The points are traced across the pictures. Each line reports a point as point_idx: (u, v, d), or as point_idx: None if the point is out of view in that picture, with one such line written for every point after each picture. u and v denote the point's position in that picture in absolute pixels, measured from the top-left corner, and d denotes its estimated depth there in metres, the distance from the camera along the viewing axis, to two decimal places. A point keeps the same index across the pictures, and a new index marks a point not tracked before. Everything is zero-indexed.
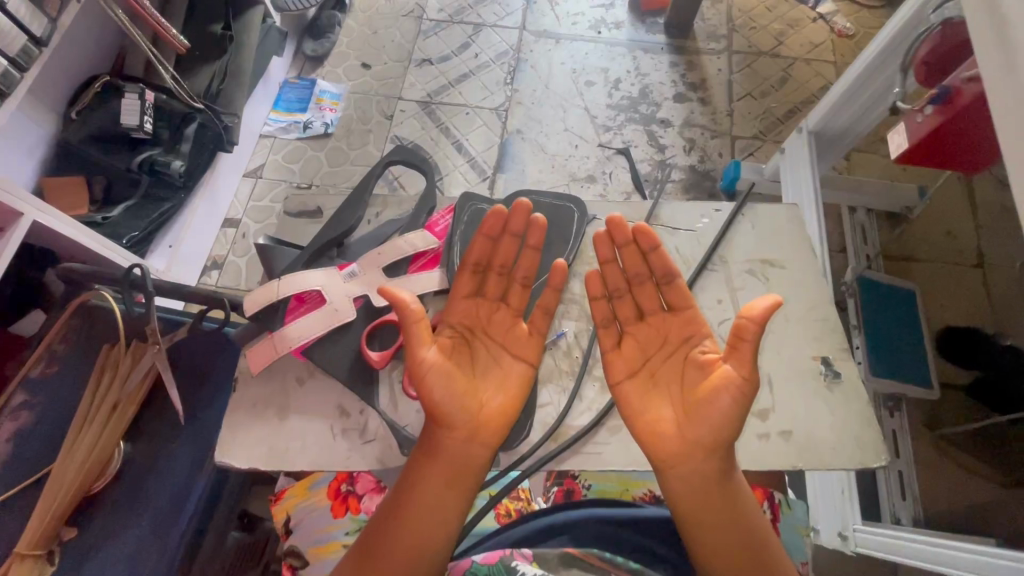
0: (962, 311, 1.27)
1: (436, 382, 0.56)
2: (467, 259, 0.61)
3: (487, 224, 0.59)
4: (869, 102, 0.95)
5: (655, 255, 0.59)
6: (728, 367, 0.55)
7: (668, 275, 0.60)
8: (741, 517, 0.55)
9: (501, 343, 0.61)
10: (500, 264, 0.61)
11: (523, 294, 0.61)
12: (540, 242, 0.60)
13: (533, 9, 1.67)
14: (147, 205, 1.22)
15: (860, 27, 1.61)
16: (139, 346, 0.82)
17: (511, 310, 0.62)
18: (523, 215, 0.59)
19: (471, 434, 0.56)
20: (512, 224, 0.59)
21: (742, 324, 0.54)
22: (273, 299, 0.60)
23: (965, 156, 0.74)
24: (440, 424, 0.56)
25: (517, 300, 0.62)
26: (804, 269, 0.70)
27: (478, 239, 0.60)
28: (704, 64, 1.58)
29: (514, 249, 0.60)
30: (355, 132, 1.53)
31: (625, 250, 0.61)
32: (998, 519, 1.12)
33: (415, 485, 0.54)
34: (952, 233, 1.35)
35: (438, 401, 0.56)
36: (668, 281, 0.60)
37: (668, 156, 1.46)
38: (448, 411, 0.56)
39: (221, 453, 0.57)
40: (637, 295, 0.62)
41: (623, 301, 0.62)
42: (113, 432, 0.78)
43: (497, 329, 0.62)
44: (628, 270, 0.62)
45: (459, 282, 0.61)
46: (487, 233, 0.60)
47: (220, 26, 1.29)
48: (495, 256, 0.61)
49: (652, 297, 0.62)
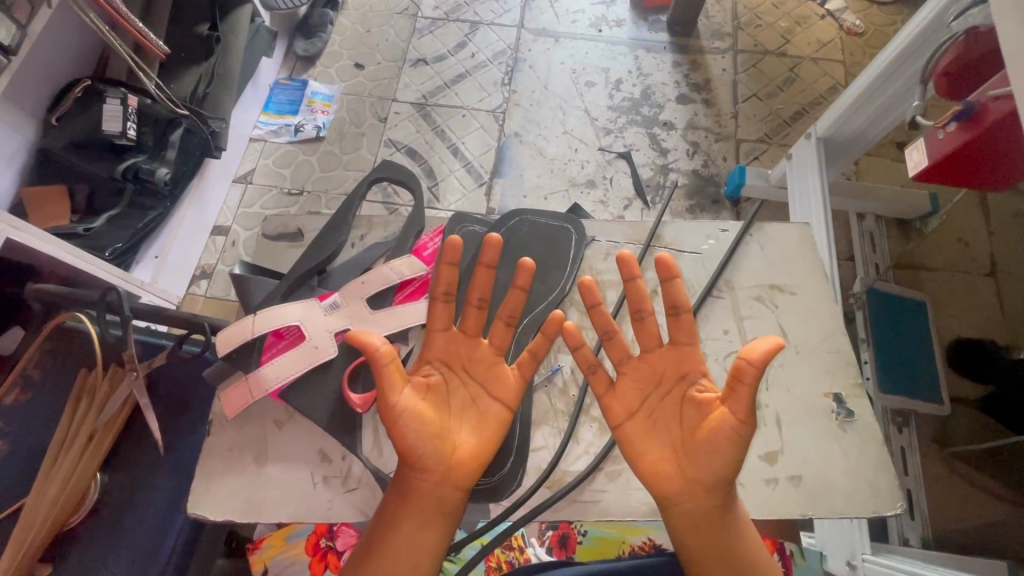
0: (974, 323, 1.23)
1: (408, 426, 0.51)
2: (435, 289, 0.55)
3: (450, 252, 0.53)
4: (883, 108, 0.91)
5: (670, 286, 0.52)
6: (726, 409, 0.50)
7: (676, 307, 0.53)
8: (748, 561, 0.50)
9: (479, 382, 0.55)
10: (477, 296, 0.55)
11: (507, 334, 0.56)
12: (529, 284, 0.54)
13: (532, 7, 1.62)
14: (131, 214, 1.17)
15: (870, 25, 1.55)
16: (117, 372, 0.78)
17: (491, 348, 0.56)
18: (494, 247, 0.54)
19: (445, 479, 0.51)
20: (486, 255, 0.54)
21: (741, 365, 0.49)
22: (249, 336, 0.56)
23: (990, 173, 0.69)
24: (413, 467, 0.51)
25: (498, 339, 0.56)
26: (818, 294, 0.65)
27: (445, 267, 0.54)
28: (708, 64, 1.52)
29: (489, 281, 0.55)
30: (347, 135, 1.48)
31: (630, 286, 0.54)
32: (1009, 540, 1.09)
33: (387, 533, 0.49)
34: (964, 242, 1.30)
35: (411, 447, 0.51)
36: (675, 313, 0.53)
37: (670, 160, 1.41)
38: (421, 452, 0.51)
39: (193, 505, 0.54)
40: (636, 331, 0.55)
41: (614, 342, 0.55)
42: (89, 462, 0.75)
43: (476, 367, 0.56)
44: (629, 304, 0.54)
45: (432, 315, 0.56)
46: (447, 260, 0.53)
47: (206, 27, 1.24)
48: (472, 288, 0.55)
49: (652, 333, 0.55)
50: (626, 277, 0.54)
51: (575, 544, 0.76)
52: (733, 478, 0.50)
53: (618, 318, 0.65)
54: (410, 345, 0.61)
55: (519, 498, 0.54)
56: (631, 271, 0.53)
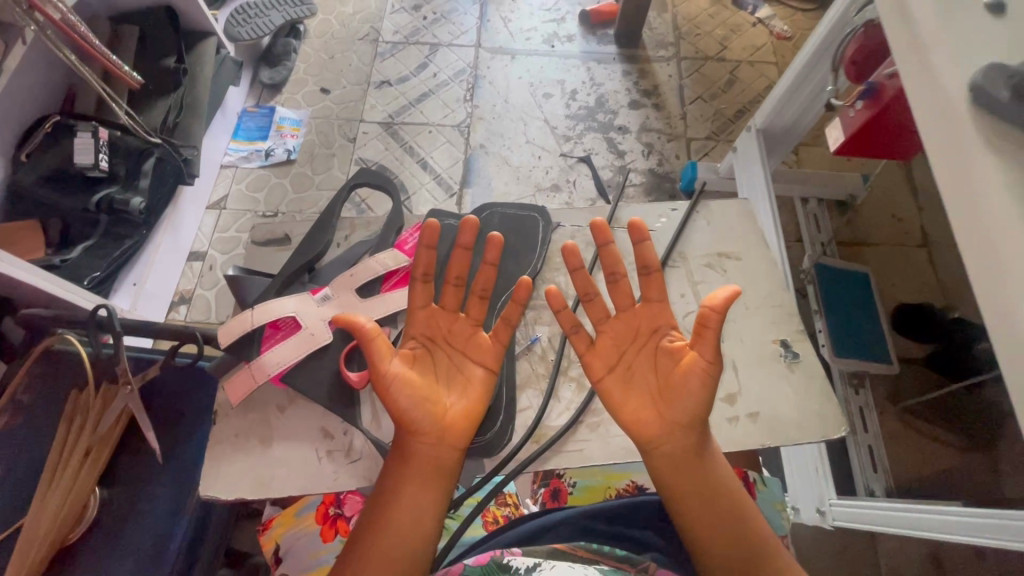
0: (912, 289, 1.34)
1: (400, 392, 0.56)
2: (415, 270, 0.60)
3: (429, 235, 0.59)
4: (807, 100, 1.01)
5: (643, 247, 0.59)
6: (695, 352, 0.57)
7: (648, 268, 0.60)
8: (722, 489, 0.56)
9: (462, 351, 0.61)
10: (455, 275, 0.61)
11: (482, 306, 0.61)
12: (497, 259, 0.60)
13: (487, 28, 1.71)
14: (107, 244, 1.18)
15: (796, 29, 1.70)
16: (109, 389, 0.80)
17: (470, 320, 0.61)
18: (472, 228, 0.59)
19: (441, 436, 0.56)
20: (463, 239, 0.60)
21: (705, 312, 0.56)
22: (248, 328, 0.61)
23: (896, 144, 0.80)
24: (410, 431, 0.56)
25: (476, 311, 0.61)
26: (762, 256, 0.73)
27: (423, 250, 0.59)
28: (654, 71, 1.64)
29: (466, 261, 0.61)
30: (318, 157, 1.53)
31: (604, 249, 0.60)
32: (966, 483, 1.17)
33: (391, 490, 0.54)
34: (896, 217, 1.43)
35: (404, 408, 0.56)
36: (647, 272, 0.60)
37: (628, 161, 1.51)
38: (415, 417, 0.56)
39: (205, 487, 0.57)
40: (611, 293, 0.61)
41: (593, 302, 0.61)
42: (89, 477, 0.76)
43: (458, 338, 0.61)
44: (605, 269, 0.61)
45: (413, 294, 0.61)
46: (430, 243, 0.59)
47: (173, 60, 1.28)
48: (449, 268, 0.61)
49: (625, 293, 0.61)
50: (601, 242, 0.60)
51: (565, 496, 0.72)
52: (705, 416, 0.57)
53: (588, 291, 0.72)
54: (399, 327, 0.66)
55: (510, 454, 0.59)
56: (605, 236, 0.60)
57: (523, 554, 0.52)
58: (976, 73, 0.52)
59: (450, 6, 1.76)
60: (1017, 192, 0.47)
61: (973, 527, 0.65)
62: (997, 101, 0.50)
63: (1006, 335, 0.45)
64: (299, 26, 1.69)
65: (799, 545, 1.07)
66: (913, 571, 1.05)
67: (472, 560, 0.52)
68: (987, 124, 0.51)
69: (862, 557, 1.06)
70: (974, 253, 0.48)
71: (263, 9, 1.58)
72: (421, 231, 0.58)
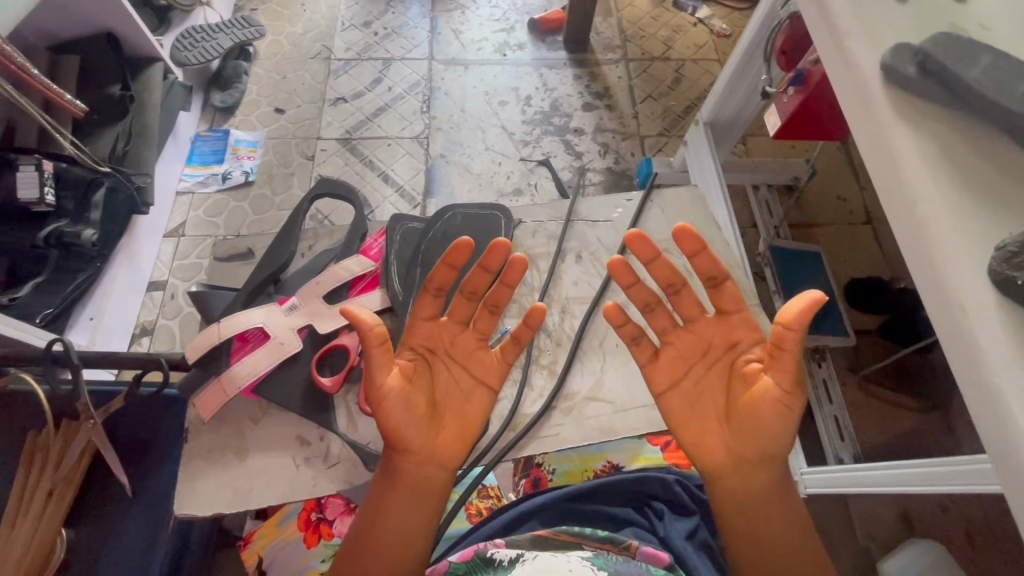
0: (861, 264, 1.42)
1: (395, 408, 0.55)
2: (428, 283, 0.58)
3: (454, 253, 0.56)
4: (742, 101, 1.08)
5: (702, 259, 0.56)
6: (769, 379, 0.53)
7: (715, 278, 0.57)
8: (789, 531, 0.54)
9: (464, 366, 0.60)
10: (469, 289, 0.59)
11: (491, 321, 0.60)
12: (515, 282, 0.58)
13: (439, 40, 1.74)
14: (59, 280, 1.14)
15: (735, 27, 1.79)
16: (71, 426, 0.77)
17: (474, 333, 0.60)
18: (500, 249, 0.57)
19: (430, 455, 0.56)
20: (489, 259, 0.57)
21: (780, 331, 0.52)
22: (215, 340, 0.63)
23: (826, 126, 0.92)
24: (398, 449, 0.56)
25: (484, 325, 0.60)
26: (714, 237, 0.77)
27: (444, 266, 0.57)
28: (604, 74, 1.69)
29: (485, 281, 0.59)
30: (277, 176, 1.51)
31: (655, 264, 0.58)
32: (925, 443, 1.24)
33: (379, 506, 0.55)
34: (842, 198, 1.51)
35: (395, 426, 0.55)
36: (715, 284, 0.58)
37: (585, 161, 1.55)
38: (405, 435, 0.55)
39: (180, 506, 0.59)
40: (676, 304, 0.59)
41: (656, 313, 0.60)
42: (53, 518, 0.74)
43: (460, 350, 0.60)
44: (663, 281, 0.58)
45: (420, 304, 0.59)
46: (454, 264, 0.57)
47: (118, 88, 1.27)
48: (466, 280, 0.59)
49: (693, 304, 0.59)
50: (650, 255, 0.57)
51: (546, 483, 0.71)
52: (778, 454, 0.54)
53: (553, 283, 0.74)
54: None
55: (488, 445, 0.63)
56: (650, 253, 0.57)
57: (506, 546, 0.51)
58: (885, 53, 0.57)
59: (401, 21, 1.78)
60: (929, 158, 0.52)
61: (941, 480, 0.67)
62: (905, 78, 0.55)
63: (936, 291, 0.48)
64: (249, 48, 1.68)
65: None
66: (884, 531, 1.10)
67: (458, 555, 0.51)
68: (899, 99, 0.55)
69: (837, 522, 1.11)
70: (898, 216, 0.52)
71: (210, 32, 1.56)
72: (449, 248, 0.56)
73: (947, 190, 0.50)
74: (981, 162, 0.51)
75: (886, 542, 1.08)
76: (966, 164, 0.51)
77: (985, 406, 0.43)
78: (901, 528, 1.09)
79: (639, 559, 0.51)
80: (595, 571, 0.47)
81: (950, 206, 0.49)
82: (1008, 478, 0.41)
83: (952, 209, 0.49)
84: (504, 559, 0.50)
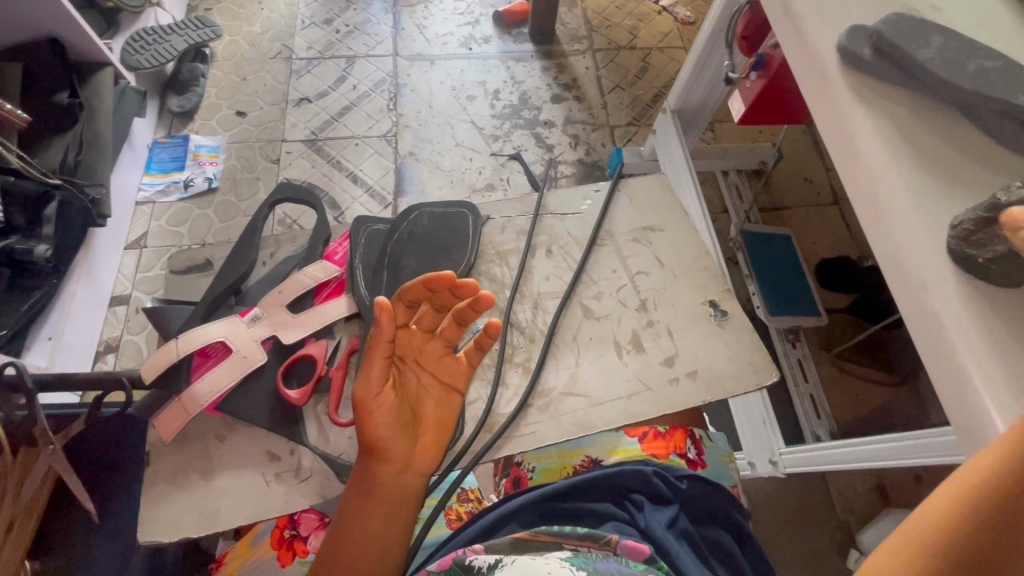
0: (829, 244, 1.45)
1: (377, 417, 0.55)
2: (400, 295, 0.58)
3: (437, 281, 0.55)
4: (704, 94, 1.11)
5: None
6: None
7: None
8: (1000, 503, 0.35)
9: (432, 372, 0.61)
10: (438, 304, 0.59)
11: (457, 331, 0.60)
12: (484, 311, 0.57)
13: (403, 36, 1.71)
14: (12, 299, 1.10)
15: (698, 15, 1.80)
16: (28, 453, 0.72)
17: (443, 341, 0.61)
18: (470, 289, 0.56)
19: (408, 461, 0.56)
20: (460, 289, 0.56)
21: None
22: (173, 359, 0.61)
23: (789, 109, 0.93)
24: (377, 458, 0.55)
25: (450, 333, 0.61)
26: (684, 225, 0.77)
27: (418, 283, 0.56)
28: (572, 65, 1.68)
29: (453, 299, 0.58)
30: (241, 182, 1.47)
31: None
32: (898, 416, 1.27)
33: (356, 517, 0.53)
34: (808, 179, 1.54)
35: (376, 436, 0.54)
36: None
37: (556, 154, 1.54)
38: (389, 444, 0.55)
39: (146, 533, 0.57)
40: None
41: None
42: (16, 550, 0.71)
43: (429, 358, 0.61)
44: None
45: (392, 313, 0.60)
46: (433, 287, 0.56)
47: (65, 95, 1.20)
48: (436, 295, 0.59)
49: None
50: None
51: (526, 482, 0.70)
52: None
53: (524, 280, 0.73)
54: (337, 339, 0.67)
55: (463, 447, 0.61)
56: None
57: (486, 551, 0.51)
58: (841, 35, 0.57)
59: (363, 17, 1.74)
60: (888, 138, 0.52)
61: (906, 457, 0.70)
62: (861, 60, 0.55)
63: (897, 267, 0.49)
64: (205, 49, 1.62)
65: (760, 495, 1.13)
66: (861, 503, 1.13)
67: (436, 564, 0.50)
68: (855, 81, 0.56)
69: (816, 499, 1.13)
70: (860, 197, 0.53)
71: (162, 34, 1.50)
72: (431, 275, 0.55)
73: (903, 169, 0.51)
74: (937, 141, 0.52)
75: (866, 515, 1.11)
76: (921, 142, 0.52)
77: (944, 371, 0.44)
78: (878, 500, 1.12)
79: (619, 553, 0.51)
80: (575, 570, 0.47)
81: (909, 186, 0.50)
82: (969, 448, 0.42)
83: (909, 188, 0.50)
84: (483, 566, 0.49)
